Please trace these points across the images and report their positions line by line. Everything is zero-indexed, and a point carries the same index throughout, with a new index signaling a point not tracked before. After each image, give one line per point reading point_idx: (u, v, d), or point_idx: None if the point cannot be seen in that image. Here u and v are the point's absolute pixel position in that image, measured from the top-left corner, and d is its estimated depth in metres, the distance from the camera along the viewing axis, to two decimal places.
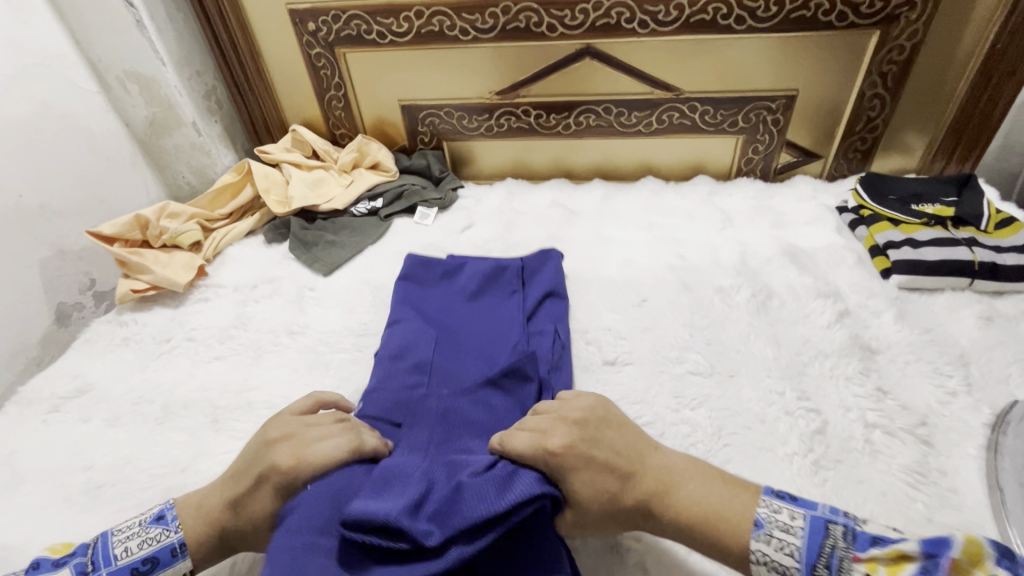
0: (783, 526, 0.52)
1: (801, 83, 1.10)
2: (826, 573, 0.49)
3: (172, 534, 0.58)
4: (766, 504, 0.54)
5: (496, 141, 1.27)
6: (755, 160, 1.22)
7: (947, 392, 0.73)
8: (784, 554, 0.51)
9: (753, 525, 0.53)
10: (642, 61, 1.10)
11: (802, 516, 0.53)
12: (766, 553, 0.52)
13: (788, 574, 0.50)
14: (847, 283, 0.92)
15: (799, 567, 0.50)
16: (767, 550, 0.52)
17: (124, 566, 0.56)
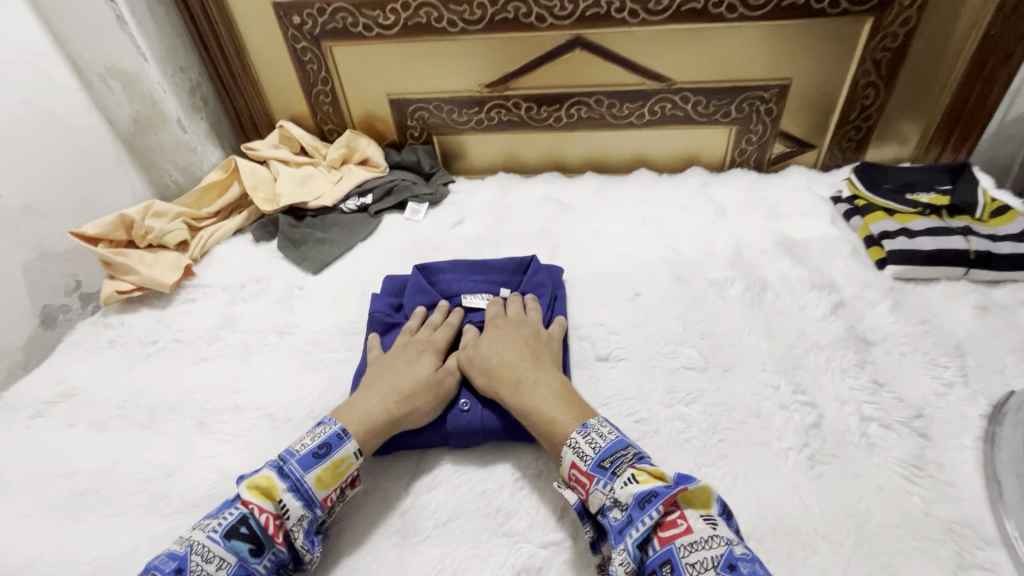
0: (599, 430, 0.60)
1: (794, 73, 1.08)
2: (606, 468, 0.56)
3: (333, 426, 0.63)
4: (598, 417, 0.62)
5: (486, 134, 1.25)
6: (748, 151, 1.21)
7: (943, 384, 0.72)
8: (589, 445, 0.58)
9: (577, 430, 0.60)
10: (633, 51, 1.09)
11: (616, 431, 0.60)
12: (577, 441, 0.59)
13: (582, 459, 0.58)
14: (842, 274, 0.91)
15: (591, 460, 0.57)
16: (579, 441, 0.59)
17: (308, 454, 0.60)
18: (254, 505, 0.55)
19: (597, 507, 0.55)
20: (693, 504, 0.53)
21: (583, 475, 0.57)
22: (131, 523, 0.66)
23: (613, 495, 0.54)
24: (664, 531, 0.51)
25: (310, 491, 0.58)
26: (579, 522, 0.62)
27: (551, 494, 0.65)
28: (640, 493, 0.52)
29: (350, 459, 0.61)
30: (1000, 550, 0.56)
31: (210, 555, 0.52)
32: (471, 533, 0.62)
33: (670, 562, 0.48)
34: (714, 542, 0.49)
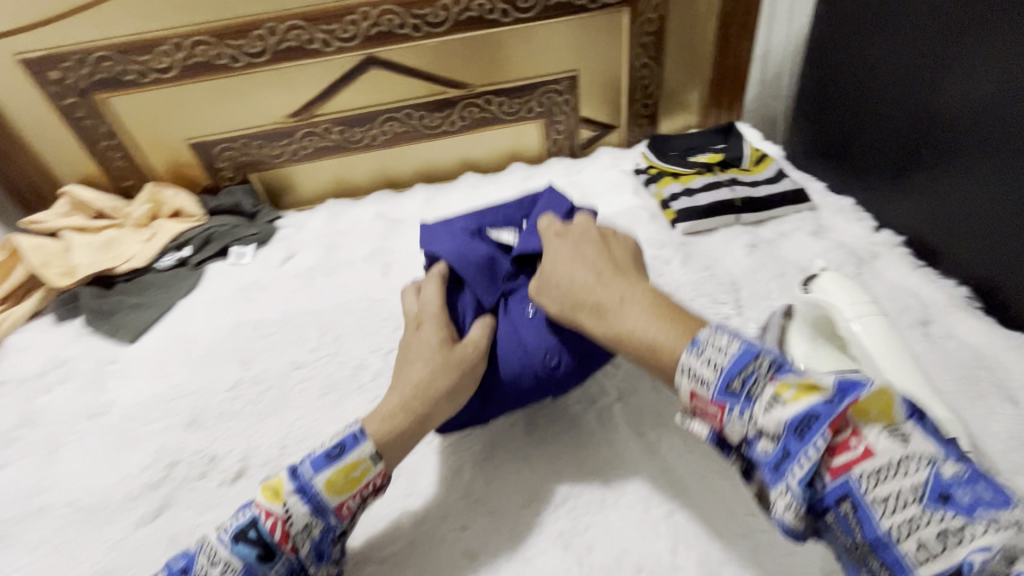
0: (715, 343, 0.48)
1: (578, 64, 1.18)
2: (738, 391, 0.46)
3: (352, 426, 0.59)
4: (712, 327, 0.50)
5: (306, 163, 1.23)
6: (560, 141, 1.29)
7: (723, 318, 0.83)
8: (715, 351, 0.48)
9: (687, 349, 0.50)
10: (427, 64, 1.12)
11: (738, 338, 0.48)
12: (689, 365, 0.49)
13: (702, 385, 0.48)
14: (643, 239, 1.01)
15: (714, 384, 0.47)
16: (692, 364, 0.49)
17: (320, 455, 0.56)
18: (264, 509, 0.53)
19: (737, 439, 0.47)
20: (874, 417, 0.42)
21: (711, 403, 0.47)
22: None
23: (758, 426, 0.45)
24: (838, 459, 0.42)
25: (318, 495, 0.54)
26: (417, 528, 0.65)
27: (388, 509, 0.67)
28: (792, 419, 0.43)
29: (363, 462, 0.57)
30: None
31: (216, 557, 0.52)
32: None
33: (850, 496, 0.41)
34: (912, 465, 0.39)
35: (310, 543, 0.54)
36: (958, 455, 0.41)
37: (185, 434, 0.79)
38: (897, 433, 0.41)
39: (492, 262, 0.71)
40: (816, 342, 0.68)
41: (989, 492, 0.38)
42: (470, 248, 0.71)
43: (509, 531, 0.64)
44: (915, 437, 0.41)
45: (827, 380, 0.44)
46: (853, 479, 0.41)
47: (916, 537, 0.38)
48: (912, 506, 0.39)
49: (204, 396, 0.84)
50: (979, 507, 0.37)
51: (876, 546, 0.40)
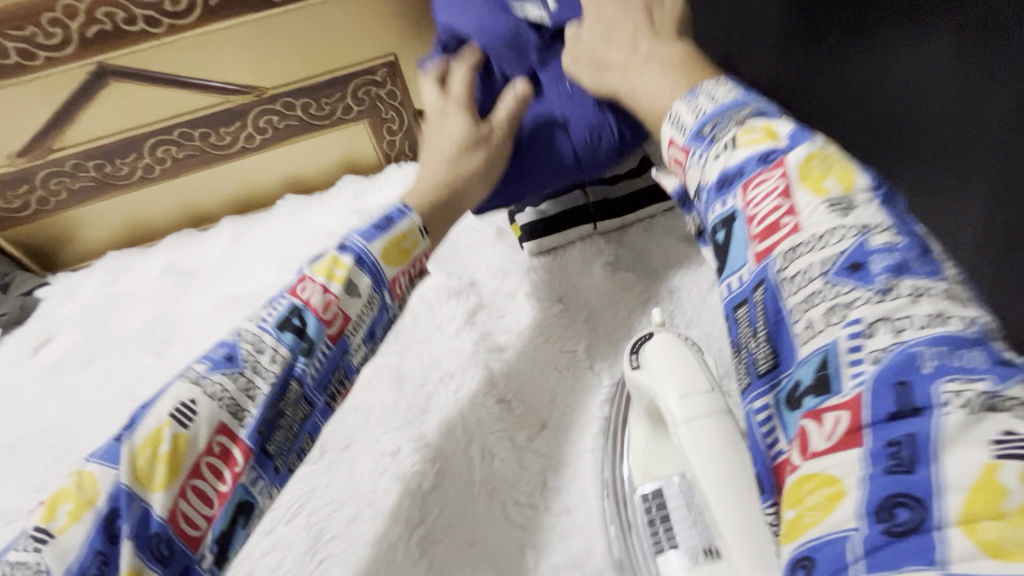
0: (709, 91, 0.40)
1: (394, 45, 0.93)
2: (705, 135, 0.37)
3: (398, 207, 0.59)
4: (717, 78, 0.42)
5: (66, 211, 0.95)
6: (398, 141, 1.05)
7: (571, 374, 0.64)
8: (689, 113, 0.40)
9: (681, 100, 0.42)
10: (187, 67, 0.85)
11: (738, 88, 0.40)
12: (677, 113, 0.41)
13: (681, 132, 0.40)
14: (484, 267, 0.77)
15: (689, 131, 0.39)
16: (681, 111, 0.41)
17: (367, 228, 0.56)
18: (318, 282, 0.51)
19: (694, 189, 0.38)
20: (821, 184, 0.32)
21: (681, 155, 0.39)
22: None
23: (702, 169, 0.36)
24: (756, 221, 0.32)
25: (376, 265, 0.54)
26: None
27: None
28: (724, 170, 0.35)
29: (412, 233, 0.58)
30: None
31: (261, 345, 0.49)
32: None
33: (763, 284, 0.31)
34: (830, 234, 0.30)
35: (361, 329, 0.54)
36: (916, 236, 0.30)
37: None
38: (841, 206, 0.31)
39: (517, 33, 0.66)
40: (658, 431, 0.49)
41: (980, 362, 0.24)
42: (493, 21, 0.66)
43: None
44: (865, 209, 0.30)
45: (788, 131, 0.34)
46: (772, 261, 0.31)
47: (818, 333, 0.28)
48: (815, 281, 0.29)
49: None
50: (898, 275, 0.28)
51: (775, 332, 0.31)
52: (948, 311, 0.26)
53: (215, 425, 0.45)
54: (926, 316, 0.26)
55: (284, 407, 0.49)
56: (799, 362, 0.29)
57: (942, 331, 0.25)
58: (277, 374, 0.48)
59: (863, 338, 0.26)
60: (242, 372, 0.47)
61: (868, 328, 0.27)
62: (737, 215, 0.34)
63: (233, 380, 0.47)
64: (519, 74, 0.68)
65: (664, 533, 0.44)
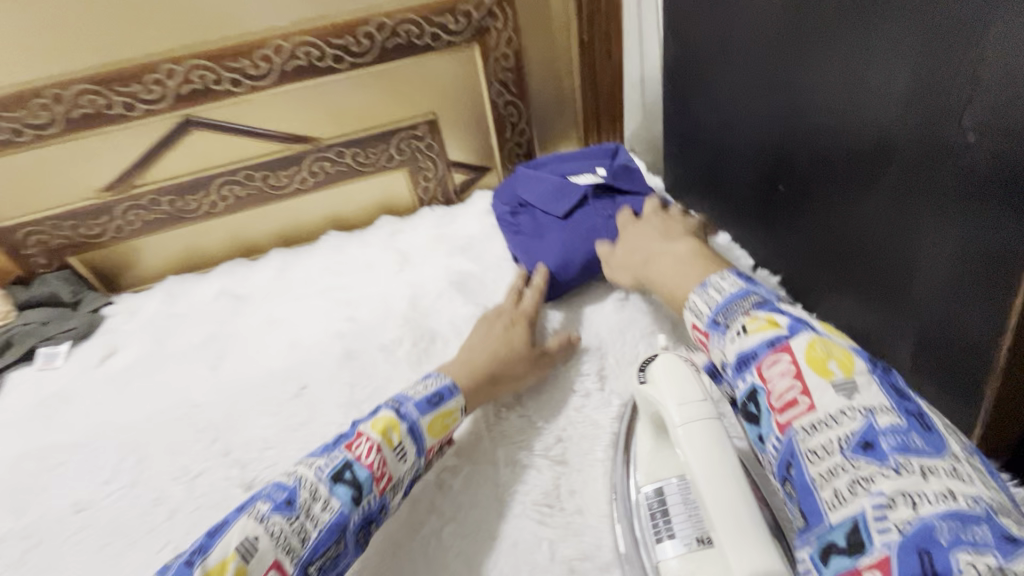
0: (718, 285, 0.50)
1: (435, 107, 1.07)
2: (721, 323, 0.47)
3: (443, 379, 0.66)
4: (720, 273, 0.51)
5: (135, 240, 1.07)
6: (431, 188, 1.17)
7: (583, 395, 0.72)
8: (703, 302, 0.49)
9: (694, 291, 0.51)
10: (259, 120, 0.99)
11: (740, 282, 0.49)
12: (694, 302, 0.50)
13: (699, 317, 0.49)
14: None
15: (707, 316, 0.48)
16: (697, 300, 0.50)
17: (422, 400, 0.63)
18: (375, 442, 0.57)
19: (718, 364, 0.47)
20: (826, 368, 0.40)
21: (703, 334, 0.48)
22: None
23: (722, 352, 0.45)
24: (777, 400, 0.40)
25: (421, 435, 0.60)
26: None
27: None
28: (744, 353, 0.43)
29: (456, 412, 0.65)
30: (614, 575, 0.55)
31: (316, 493, 0.52)
32: None
33: (791, 457, 0.38)
34: (845, 418, 0.37)
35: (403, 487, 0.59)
36: (915, 413, 0.38)
37: None
38: (847, 389, 0.39)
39: (562, 190, 0.92)
40: (661, 438, 0.58)
41: (987, 535, 0.31)
42: (541, 181, 0.95)
43: None
44: (869, 392, 0.38)
45: (787, 323, 0.43)
46: (796, 434, 0.39)
47: (849, 499, 0.35)
48: (835, 456, 0.36)
49: None
50: (905, 455, 0.35)
51: (805, 499, 0.37)
52: (942, 471, 0.34)
53: (269, 564, 0.47)
54: (936, 491, 0.33)
55: (332, 552, 0.51)
56: (831, 524, 0.35)
57: (952, 505, 0.32)
58: (329, 518, 0.51)
59: (887, 507, 0.33)
60: (298, 519, 0.50)
61: (889, 498, 0.33)
62: (759, 391, 0.42)
63: (293, 530, 0.50)
64: (559, 215, 0.90)
65: (663, 524, 0.53)
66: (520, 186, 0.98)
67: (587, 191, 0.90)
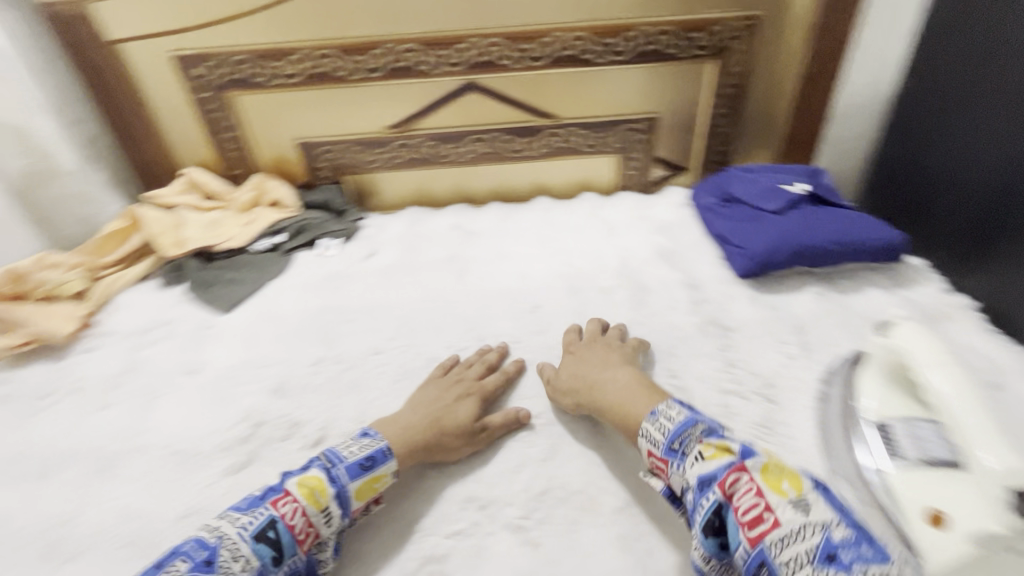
0: (667, 414, 0.67)
1: (660, 107, 1.25)
2: (677, 450, 0.63)
3: (379, 442, 0.71)
4: (666, 403, 0.68)
5: (394, 171, 1.33)
6: (632, 176, 1.35)
7: (787, 357, 0.85)
8: (657, 431, 0.66)
9: (647, 416, 0.68)
10: (520, 94, 1.22)
11: (684, 412, 0.67)
12: (648, 429, 0.67)
13: (655, 445, 0.66)
14: (708, 276, 1.04)
15: (663, 444, 0.65)
16: (650, 429, 0.67)
17: (355, 464, 0.67)
18: (301, 504, 0.62)
19: (678, 487, 0.63)
20: (782, 486, 0.56)
21: (660, 460, 0.65)
22: None
23: (683, 474, 0.61)
24: (746, 517, 0.54)
25: (349, 499, 0.65)
26: (480, 512, 0.71)
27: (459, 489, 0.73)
28: (703, 476, 0.59)
29: (387, 476, 0.69)
30: (826, 487, 0.67)
31: (237, 553, 0.57)
32: None
33: (766, 565, 0.53)
34: (807, 531, 0.52)
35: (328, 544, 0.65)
36: (857, 525, 0.53)
37: (270, 399, 0.86)
38: (801, 505, 0.54)
39: (771, 191, 1.08)
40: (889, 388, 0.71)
41: (874, 554, 0.50)
42: (752, 181, 1.11)
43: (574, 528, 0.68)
44: (817, 510, 0.54)
45: (739, 450, 0.60)
46: (767, 549, 0.53)
47: None
48: (808, 566, 0.51)
49: (290, 367, 0.91)
50: (863, 564, 0.49)
51: None
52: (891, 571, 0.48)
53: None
54: None
55: None
56: None
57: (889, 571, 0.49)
58: None
59: None
60: None
61: None
62: (727, 507, 0.57)
63: None
64: (771, 210, 1.05)
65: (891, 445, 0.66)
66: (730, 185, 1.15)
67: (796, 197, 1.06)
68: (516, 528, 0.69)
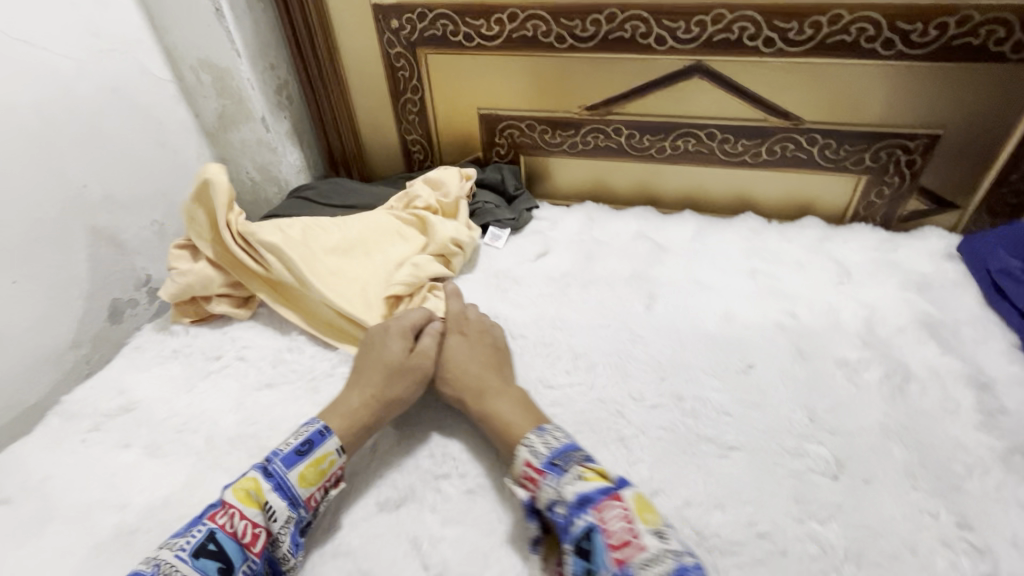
0: (554, 434, 0.64)
1: (949, 122, 0.94)
2: (558, 465, 0.60)
3: (315, 424, 0.67)
4: (555, 424, 0.67)
5: (577, 158, 1.16)
6: (876, 205, 1.06)
7: None
8: (543, 445, 0.63)
9: (534, 432, 0.65)
10: (761, 84, 0.97)
11: (569, 437, 0.64)
12: (533, 441, 0.63)
13: (536, 457, 0.62)
14: (1002, 373, 0.76)
15: (542, 458, 0.61)
16: (535, 440, 0.63)
17: (292, 452, 0.63)
18: (237, 510, 0.59)
19: (547, 502, 0.58)
20: (644, 514, 0.56)
21: (536, 475, 0.61)
22: None
23: (558, 490, 0.58)
24: (614, 538, 0.53)
25: (293, 489, 0.61)
26: None
27: None
28: (582, 494, 0.57)
29: (333, 455, 0.65)
30: None
31: (177, 573, 0.54)
32: None
33: None
34: (665, 557, 0.52)
35: (285, 540, 0.60)
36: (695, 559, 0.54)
37: (433, 418, 0.76)
38: (659, 535, 0.54)
39: None
40: None
41: None
42: None
43: None
44: (670, 540, 0.54)
45: (617, 479, 0.59)
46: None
47: None
48: None
49: None
50: None
51: None
52: None
53: None
54: None
55: None
56: None
57: None
58: None
59: None
60: None
61: None
62: (597, 530, 0.54)
63: None
64: None
65: None
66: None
67: None
68: None
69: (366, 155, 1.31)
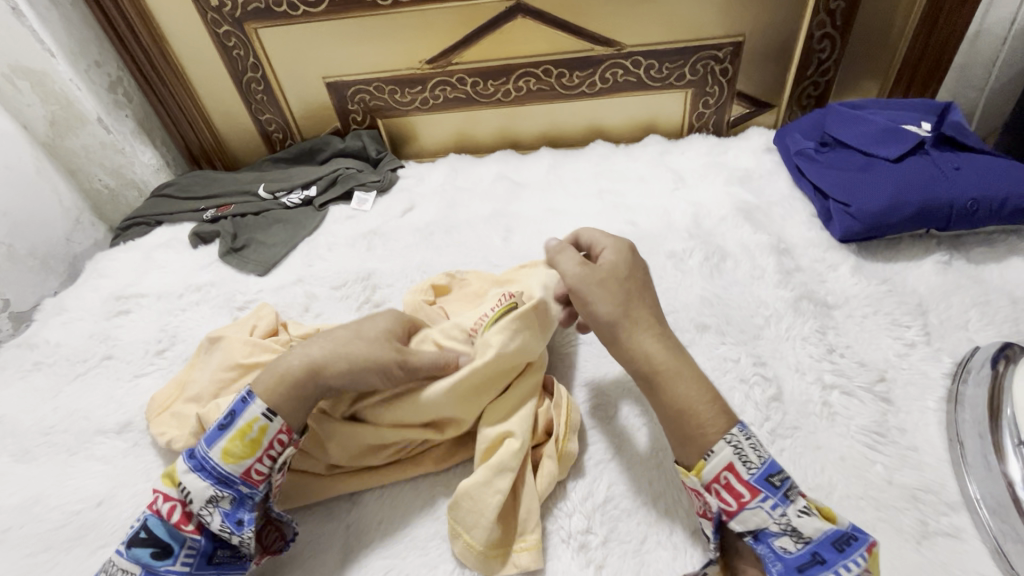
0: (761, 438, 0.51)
1: (748, 28, 1.04)
2: (778, 488, 0.49)
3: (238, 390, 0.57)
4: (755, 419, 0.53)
5: (433, 114, 1.18)
6: (706, 115, 1.16)
7: (905, 344, 0.70)
8: (752, 450, 0.50)
9: (736, 428, 0.51)
10: (578, 16, 1.03)
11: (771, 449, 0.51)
12: (738, 442, 0.50)
13: (743, 464, 0.49)
14: (800, 239, 0.87)
15: (755, 471, 0.49)
16: (742, 442, 0.50)
17: (213, 429, 0.55)
18: (165, 494, 0.54)
19: (755, 526, 0.49)
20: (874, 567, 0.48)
21: (748, 488, 0.49)
22: (55, 559, 0.62)
23: (788, 524, 0.48)
24: None
25: (218, 468, 0.54)
26: None
27: None
28: (834, 532, 0.47)
29: (255, 422, 0.55)
30: (964, 515, 0.55)
31: (114, 568, 0.51)
32: (420, 540, 0.59)
33: None
34: None
35: (222, 520, 0.53)
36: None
37: None
38: None
39: (893, 133, 0.87)
40: None
41: None
42: (870, 125, 0.89)
43: (640, 544, 0.56)
44: None
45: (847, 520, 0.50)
46: None
47: None
48: None
49: None
50: None
51: None
52: None
53: None
54: None
55: None
56: None
57: None
58: None
59: None
60: None
61: None
62: None
63: None
64: (891, 153, 0.85)
65: None
66: (837, 123, 0.93)
67: (921, 139, 0.85)
68: (580, 545, 0.56)
69: (226, 144, 1.29)
